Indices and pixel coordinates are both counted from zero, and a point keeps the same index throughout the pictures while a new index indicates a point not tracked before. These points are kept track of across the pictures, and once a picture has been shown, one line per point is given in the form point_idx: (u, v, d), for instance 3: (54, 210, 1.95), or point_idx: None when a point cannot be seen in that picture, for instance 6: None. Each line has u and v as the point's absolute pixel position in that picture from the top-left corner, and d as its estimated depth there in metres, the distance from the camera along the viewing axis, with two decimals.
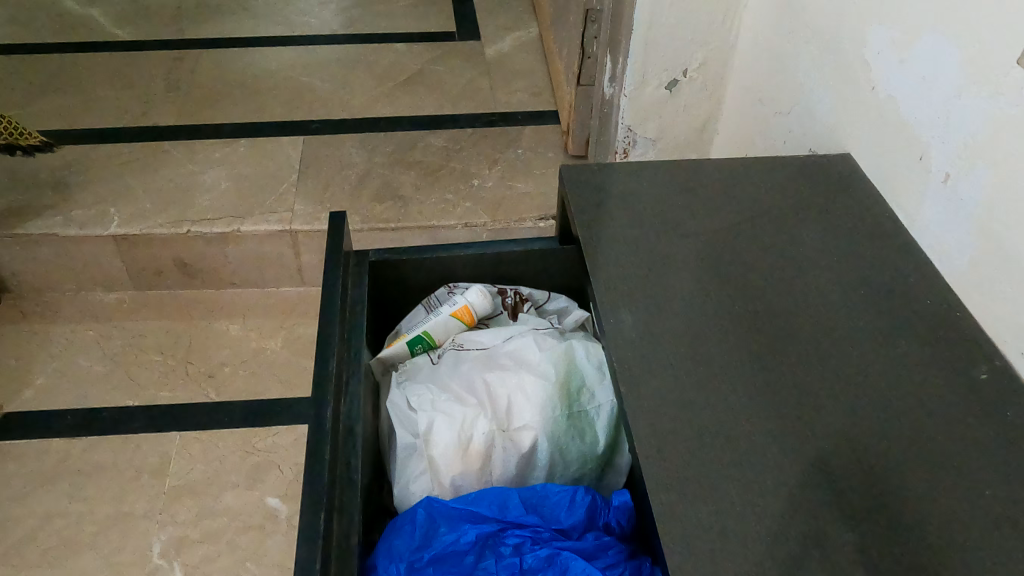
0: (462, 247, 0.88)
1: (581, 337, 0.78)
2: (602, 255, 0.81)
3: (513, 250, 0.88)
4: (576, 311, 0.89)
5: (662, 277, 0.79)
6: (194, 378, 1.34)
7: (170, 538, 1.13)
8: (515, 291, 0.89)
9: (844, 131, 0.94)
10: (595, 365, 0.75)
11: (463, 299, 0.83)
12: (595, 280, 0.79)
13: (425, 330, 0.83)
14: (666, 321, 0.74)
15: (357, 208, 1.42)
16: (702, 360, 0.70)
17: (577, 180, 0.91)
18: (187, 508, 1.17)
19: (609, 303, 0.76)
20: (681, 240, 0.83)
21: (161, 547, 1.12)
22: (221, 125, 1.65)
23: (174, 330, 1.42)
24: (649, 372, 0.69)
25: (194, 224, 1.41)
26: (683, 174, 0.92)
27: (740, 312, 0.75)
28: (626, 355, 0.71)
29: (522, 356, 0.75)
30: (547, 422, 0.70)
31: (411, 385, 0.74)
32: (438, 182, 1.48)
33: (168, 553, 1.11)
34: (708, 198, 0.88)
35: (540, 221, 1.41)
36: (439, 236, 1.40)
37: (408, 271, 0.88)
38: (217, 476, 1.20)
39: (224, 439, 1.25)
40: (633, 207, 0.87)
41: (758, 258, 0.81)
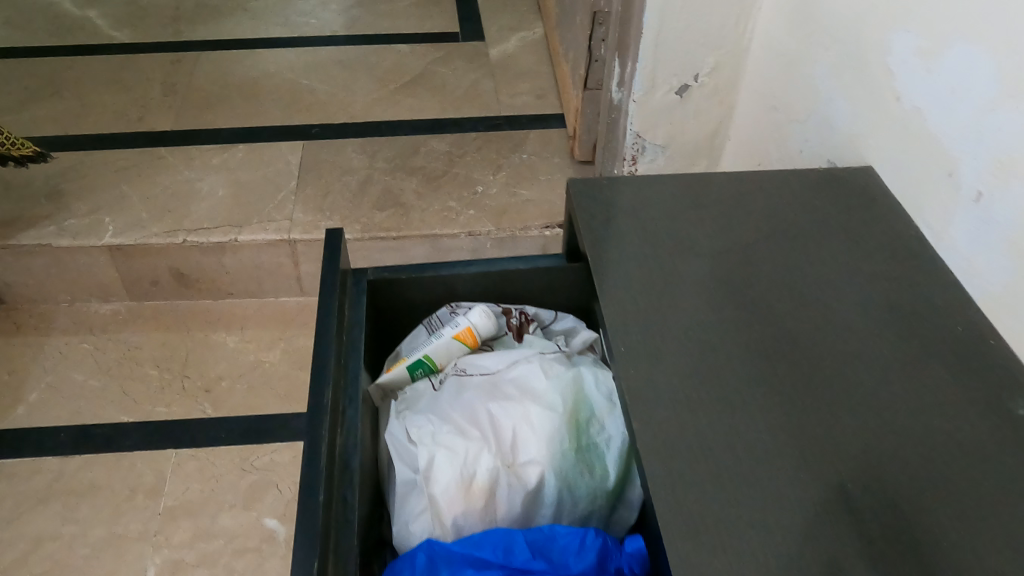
0: (465, 265, 0.84)
1: (590, 364, 0.74)
2: (611, 276, 0.77)
3: (519, 268, 0.84)
4: (584, 331, 0.85)
5: (675, 299, 0.75)
6: (190, 392, 1.31)
7: (165, 562, 1.10)
8: (520, 310, 0.85)
9: (866, 142, 0.90)
10: (605, 395, 0.71)
11: (465, 320, 0.79)
12: (604, 302, 0.75)
13: (426, 353, 0.79)
14: (680, 349, 0.70)
15: (357, 216, 1.38)
16: (719, 391, 0.66)
17: (585, 195, 0.86)
18: (182, 529, 1.14)
19: (619, 329, 0.72)
20: (695, 260, 0.79)
21: (155, 570, 1.09)
22: (219, 130, 1.61)
23: (171, 342, 1.39)
24: (662, 404, 0.65)
25: (189, 234, 1.37)
26: (696, 188, 0.88)
27: (758, 339, 0.71)
28: (637, 385, 0.66)
29: (528, 384, 0.71)
30: (554, 457, 0.66)
31: (411, 416, 0.70)
32: (440, 189, 1.44)
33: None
34: (722, 214, 0.84)
35: (545, 229, 1.36)
36: (442, 245, 1.36)
37: (408, 291, 0.84)
38: (214, 496, 1.17)
39: (221, 456, 1.22)
40: (644, 224, 0.83)
41: (777, 280, 0.77)
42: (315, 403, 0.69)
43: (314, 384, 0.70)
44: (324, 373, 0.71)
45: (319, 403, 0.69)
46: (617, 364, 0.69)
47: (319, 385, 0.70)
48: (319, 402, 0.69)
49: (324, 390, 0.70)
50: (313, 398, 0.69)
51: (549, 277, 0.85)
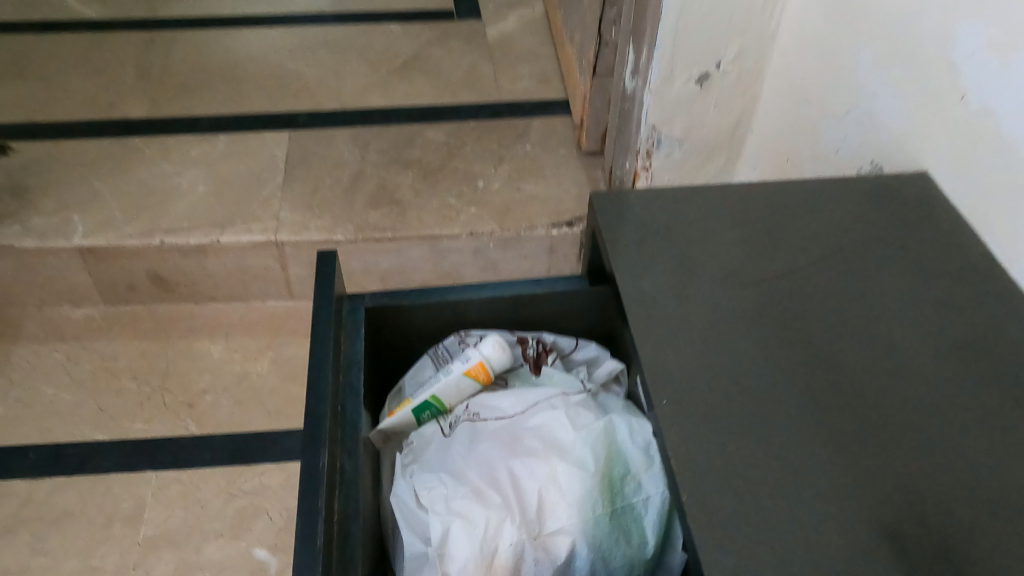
0: (475, 289, 0.75)
1: (623, 410, 0.65)
2: (645, 306, 0.68)
3: (535, 292, 0.75)
4: (609, 360, 0.75)
5: (718, 333, 0.66)
6: (171, 408, 1.21)
7: None
8: (537, 338, 0.76)
9: (918, 144, 0.81)
10: (641, 446, 0.62)
11: (477, 354, 0.70)
12: (637, 338, 0.65)
13: (434, 393, 0.69)
14: (728, 397, 0.61)
15: (350, 216, 1.28)
16: (778, 452, 0.57)
17: (611, 210, 0.77)
18: (164, 561, 1.05)
19: (657, 371, 0.63)
20: (738, 286, 0.70)
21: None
22: (198, 118, 1.50)
23: (150, 352, 1.29)
24: (713, 468, 0.56)
25: (167, 235, 1.26)
26: (734, 201, 0.78)
27: (818, 383, 0.62)
28: (682, 444, 0.58)
29: (552, 436, 0.62)
30: (587, 525, 0.57)
31: (420, 474, 0.62)
32: (439, 184, 1.34)
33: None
34: (765, 232, 0.75)
35: (552, 228, 1.26)
36: (441, 246, 1.26)
37: (411, 318, 0.75)
38: (198, 524, 1.08)
39: (205, 480, 1.13)
40: (678, 245, 0.73)
41: (833, 310, 0.68)
42: (309, 464, 0.60)
43: (307, 440, 0.62)
44: (319, 427, 0.62)
45: (314, 464, 0.60)
46: (657, 415, 0.60)
47: (313, 442, 0.61)
48: (314, 462, 0.60)
49: (319, 448, 0.61)
50: (307, 459, 0.61)
51: (569, 302, 0.76)
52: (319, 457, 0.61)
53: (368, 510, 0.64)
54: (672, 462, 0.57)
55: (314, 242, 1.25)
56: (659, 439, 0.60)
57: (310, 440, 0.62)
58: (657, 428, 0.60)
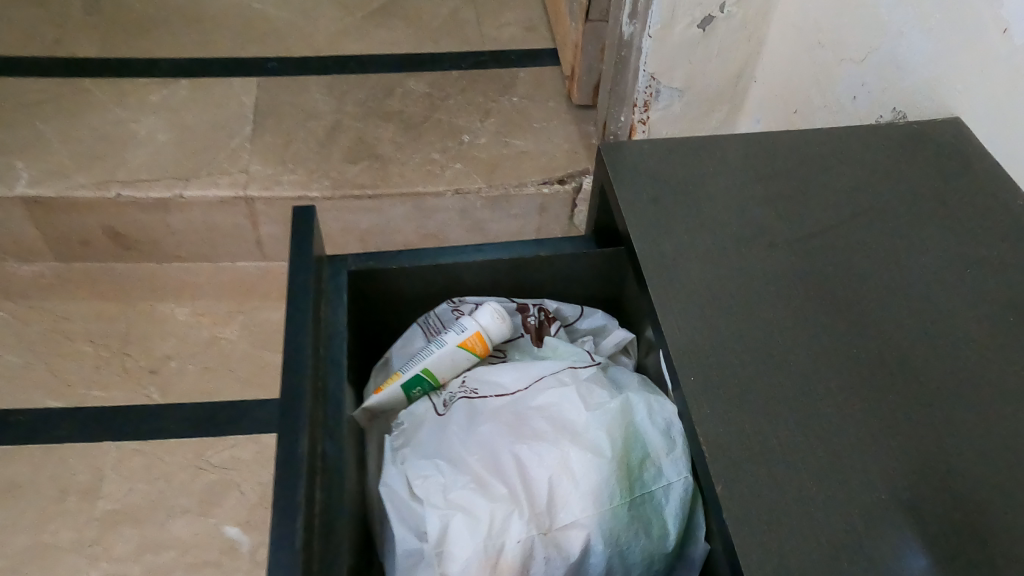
0: (471, 251, 0.67)
1: (638, 387, 0.59)
2: (665, 270, 0.61)
3: (538, 255, 0.67)
4: (616, 331, 0.69)
5: (747, 301, 0.59)
6: (132, 373, 1.13)
7: None
8: (539, 306, 0.68)
9: (947, 88, 0.74)
10: (662, 429, 0.55)
11: (473, 324, 0.63)
12: (658, 306, 0.59)
13: (426, 367, 0.62)
14: (762, 372, 0.55)
15: (326, 170, 1.19)
16: (821, 434, 0.51)
17: (625, 163, 0.69)
18: (126, 539, 0.98)
19: (682, 344, 0.56)
20: (767, 248, 0.63)
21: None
22: (157, 60, 1.38)
23: (108, 315, 1.20)
24: (750, 455, 0.50)
25: (124, 187, 1.16)
26: (759, 154, 0.71)
27: (859, 356, 0.55)
28: (713, 427, 0.52)
29: (562, 417, 0.56)
30: (604, 518, 0.51)
31: (413, 460, 0.55)
32: (421, 138, 1.25)
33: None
34: (793, 188, 0.68)
35: (543, 185, 1.18)
36: (425, 205, 1.18)
37: (399, 281, 0.67)
38: (163, 499, 1.01)
39: (170, 451, 1.05)
40: (699, 202, 0.66)
41: (871, 274, 0.61)
42: (287, 447, 0.53)
43: (285, 420, 0.54)
44: (298, 406, 0.55)
45: (293, 448, 0.53)
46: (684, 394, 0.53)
47: (290, 423, 0.54)
48: (293, 446, 0.53)
49: (299, 429, 0.53)
50: (284, 443, 0.53)
51: (574, 266, 0.69)
52: (298, 441, 0.53)
53: (353, 497, 0.57)
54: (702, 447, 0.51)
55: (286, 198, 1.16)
56: (685, 420, 0.54)
57: (287, 420, 0.54)
58: (683, 409, 0.54)
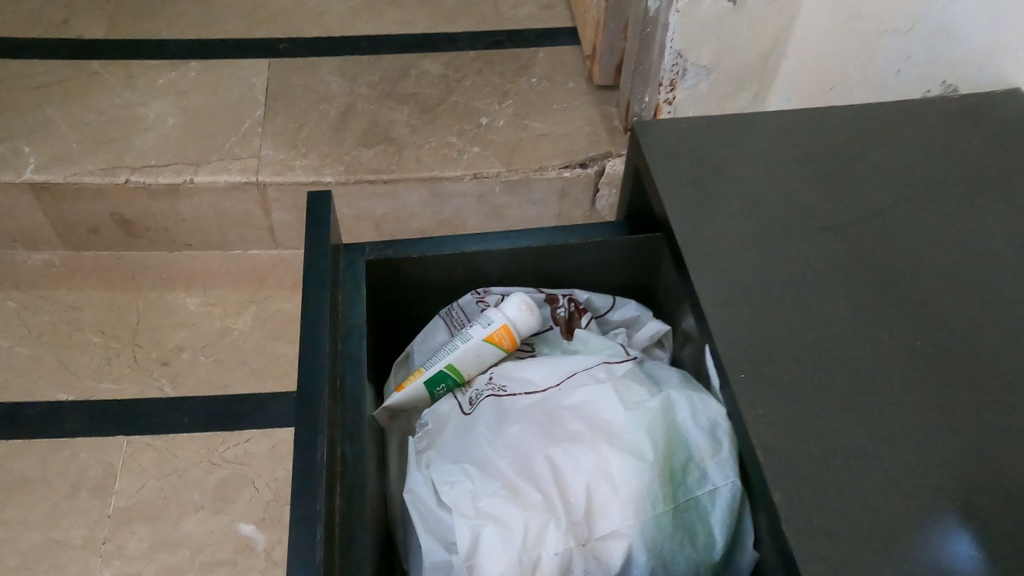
0: (496, 239, 0.63)
1: (679, 383, 0.54)
2: (708, 257, 0.57)
3: (567, 242, 0.63)
4: (651, 322, 0.65)
5: (797, 289, 0.55)
6: (143, 365, 1.10)
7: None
8: (569, 296, 0.64)
9: (1010, 54, 0.69)
10: (706, 429, 0.51)
11: (500, 316, 0.59)
12: (702, 296, 0.55)
13: (450, 363, 0.58)
14: (817, 366, 0.50)
15: (339, 154, 1.15)
16: (886, 434, 0.47)
17: (660, 143, 0.65)
18: (138, 536, 0.95)
19: (729, 336, 0.52)
20: (817, 232, 0.58)
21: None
22: (164, 42, 1.34)
23: (118, 305, 1.17)
24: (808, 457, 0.46)
25: (133, 172, 1.13)
26: (803, 134, 0.66)
27: (923, 349, 0.51)
28: (766, 427, 0.47)
29: (598, 417, 0.52)
30: (647, 527, 0.47)
31: (439, 464, 0.51)
32: (437, 121, 1.21)
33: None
34: (842, 167, 0.63)
35: (564, 169, 1.12)
36: (442, 190, 1.14)
37: (420, 271, 0.63)
38: (176, 495, 0.98)
39: (183, 446, 1.02)
40: (741, 184, 0.62)
41: (931, 259, 0.56)
42: (303, 454, 0.49)
43: (300, 424, 0.50)
44: (314, 408, 0.51)
45: (309, 455, 0.49)
46: (734, 391, 0.49)
47: (306, 428, 0.50)
48: (309, 453, 0.49)
49: (315, 433, 0.50)
50: (299, 450, 0.49)
51: (606, 254, 0.65)
52: (315, 447, 0.49)
53: (375, 502, 0.53)
54: (755, 449, 0.47)
55: (299, 184, 1.12)
56: (735, 420, 0.50)
57: (302, 425, 0.50)
58: (732, 407, 0.50)
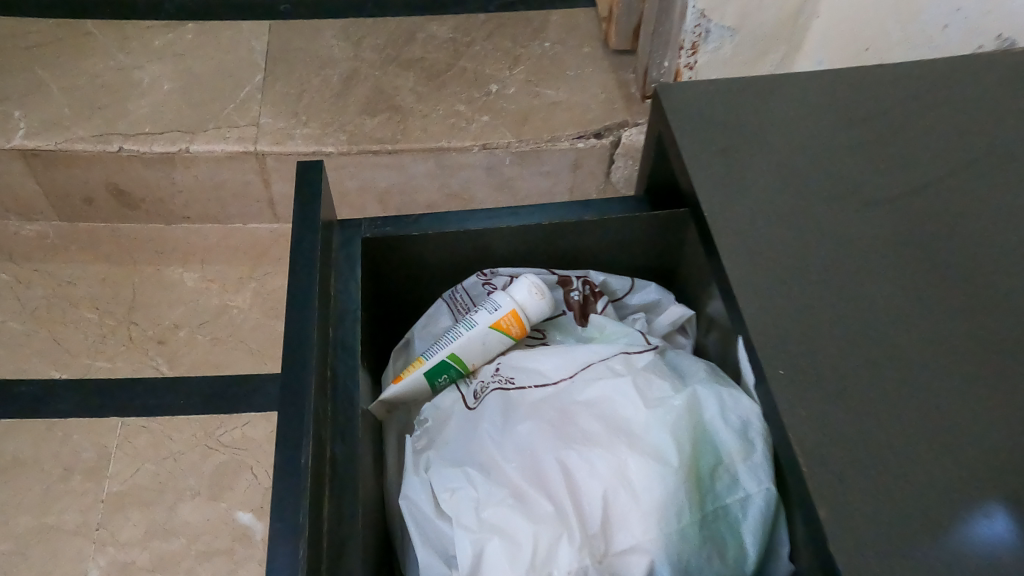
0: (505, 215, 0.57)
1: (705, 376, 0.49)
2: (742, 238, 0.50)
3: (583, 219, 0.57)
4: (672, 306, 0.59)
5: (844, 275, 0.47)
6: (140, 343, 1.06)
7: (111, 564, 0.88)
8: (583, 278, 0.59)
9: None
10: (736, 428, 0.46)
11: (508, 301, 0.54)
12: (735, 284, 0.47)
13: (452, 352, 0.53)
14: (869, 365, 0.43)
15: (341, 122, 1.09)
16: (951, 448, 0.40)
17: (686, 104, 0.57)
18: (132, 523, 0.91)
19: (766, 331, 0.45)
20: (865, 208, 0.51)
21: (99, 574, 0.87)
22: (161, 3, 1.28)
23: (113, 280, 1.12)
24: (862, 468, 0.39)
25: (126, 140, 1.07)
26: (847, 90, 0.58)
27: (991, 342, 0.44)
28: (812, 430, 0.41)
29: (617, 416, 0.46)
30: (672, 542, 0.42)
31: (439, 467, 0.46)
32: (445, 88, 1.14)
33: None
34: (892, 129, 0.56)
35: (578, 140, 1.06)
36: (449, 161, 1.07)
37: (421, 249, 0.58)
38: (171, 480, 0.94)
39: (179, 429, 0.98)
40: (778, 153, 0.54)
41: (996, 238, 0.49)
42: (284, 456, 0.44)
43: (282, 422, 0.45)
44: (299, 406, 0.46)
45: (290, 457, 0.44)
46: (772, 393, 0.43)
47: (289, 426, 0.45)
48: (292, 456, 0.44)
49: (299, 433, 0.45)
50: (280, 451, 0.44)
51: (625, 233, 0.59)
52: (298, 448, 0.44)
53: (369, 505, 0.49)
54: (799, 462, 0.40)
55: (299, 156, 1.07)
56: (773, 423, 0.43)
57: (285, 423, 0.45)
58: (770, 409, 0.43)
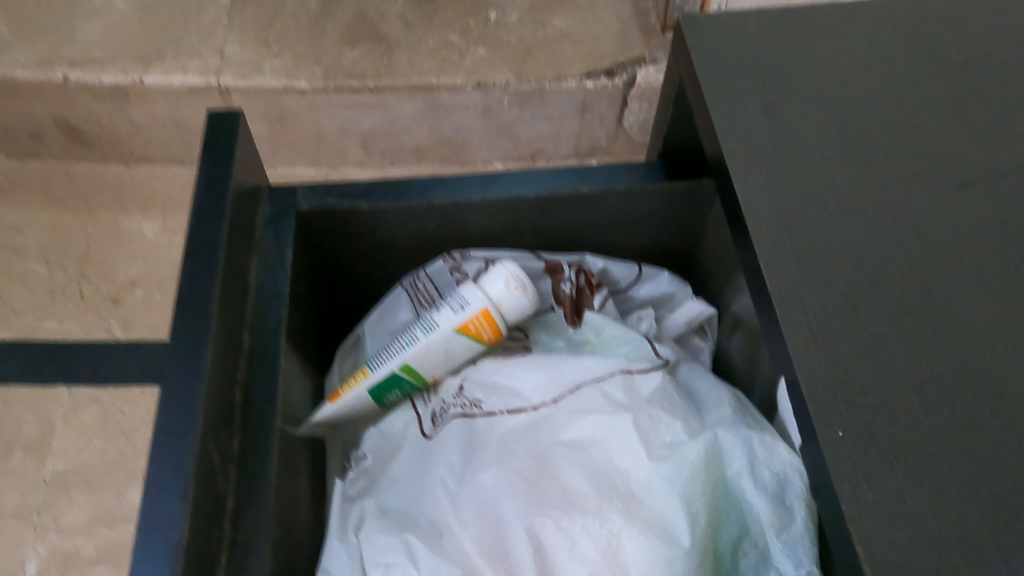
0: (478, 183, 0.45)
1: (730, 412, 0.37)
2: (788, 230, 0.36)
3: (579, 191, 0.45)
4: (689, 302, 0.47)
5: (926, 281, 0.34)
6: (91, 302, 0.80)
7: (51, 554, 0.65)
8: (577, 265, 0.47)
9: None
10: (770, 490, 0.34)
11: (478, 297, 0.41)
12: (778, 295, 0.34)
13: (405, 362, 0.41)
14: (969, 422, 0.30)
15: (317, 53, 0.80)
16: None
17: (718, 47, 0.44)
18: (78, 507, 0.67)
19: (821, 366, 0.32)
20: (956, 187, 0.37)
21: (38, 566, 0.65)
22: None
23: (64, 228, 0.84)
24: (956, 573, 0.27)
25: (74, 67, 0.78)
26: (934, 34, 0.43)
27: None
28: (878, 511, 0.29)
29: (611, 469, 0.35)
30: None
31: (375, 531, 0.36)
32: (437, 15, 0.85)
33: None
34: (998, 84, 0.41)
35: (587, 78, 0.79)
36: (439, 102, 0.80)
37: (378, 225, 0.46)
38: (123, 459, 0.69)
39: (132, 401, 0.72)
40: (836, 111, 0.40)
41: None
42: (153, 519, 0.32)
43: (156, 468, 0.33)
44: (181, 446, 0.33)
45: (161, 520, 0.32)
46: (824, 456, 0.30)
47: (167, 476, 0.33)
48: (164, 522, 0.32)
49: (178, 486, 0.32)
50: (148, 511, 0.32)
51: (631, 208, 0.47)
52: (176, 507, 0.32)
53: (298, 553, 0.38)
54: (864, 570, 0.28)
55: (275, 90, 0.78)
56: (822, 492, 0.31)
57: (158, 474, 0.33)
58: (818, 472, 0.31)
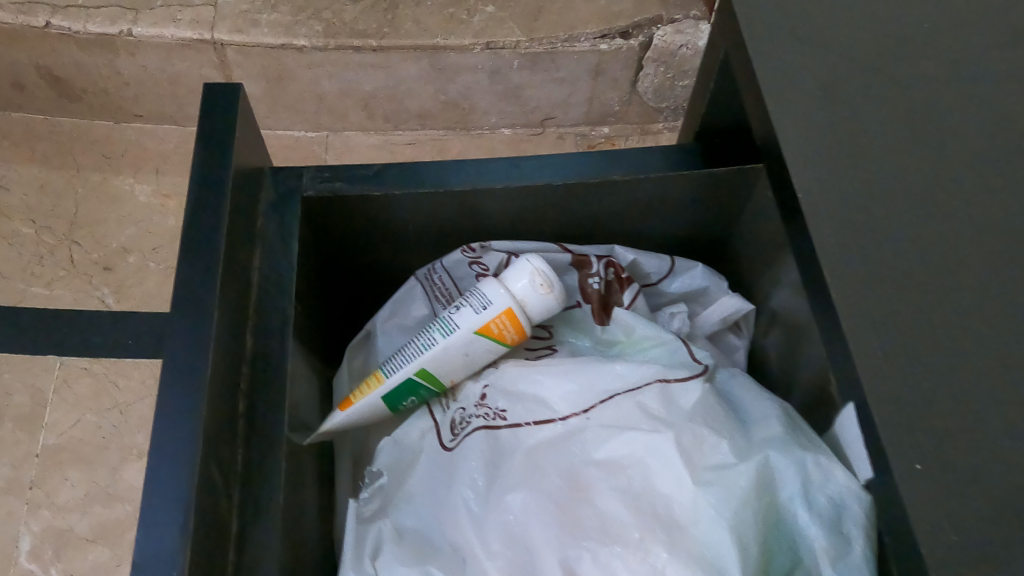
0: (501, 167, 0.41)
1: (779, 428, 0.34)
2: (854, 231, 0.32)
3: (611, 178, 0.41)
4: (723, 298, 0.44)
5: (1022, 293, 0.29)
6: (81, 268, 0.72)
7: (46, 530, 0.60)
8: (606, 258, 0.43)
9: None
10: (827, 517, 0.31)
11: (501, 295, 0.38)
12: (842, 309, 0.31)
13: (421, 368, 0.38)
14: None
15: (317, 5, 0.70)
16: None
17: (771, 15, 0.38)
18: (71, 484, 0.62)
19: (895, 390, 0.29)
20: None
21: (32, 543, 0.60)
22: None
23: (53, 186, 0.75)
24: None
25: (58, 12, 0.69)
26: None
27: None
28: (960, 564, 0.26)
29: (651, 495, 0.32)
30: None
31: (393, 562, 0.34)
32: None
33: (42, 556, 0.59)
34: None
35: (601, 40, 0.69)
36: (445, 63, 0.70)
37: (391, 212, 0.42)
38: (118, 436, 0.64)
39: (127, 374, 0.66)
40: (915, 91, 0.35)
41: None
42: (147, 554, 0.29)
43: (151, 497, 0.30)
44: (177, 471, 0.30)
45: (156, 556, 0.29)
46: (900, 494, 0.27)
47: (164, 505, 0.29)
48: (161, 558, 0.28)
49: (176, 515, 0.29)
50: (143, 545, 0.29)
51: (664, 195, 0.43)
52: (174, 542, 0.29)
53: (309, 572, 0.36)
54: None
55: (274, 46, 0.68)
56: (899, 530, 0.28)
57: (153, 503, 0.29)
58: (892, 510, 0.28)
